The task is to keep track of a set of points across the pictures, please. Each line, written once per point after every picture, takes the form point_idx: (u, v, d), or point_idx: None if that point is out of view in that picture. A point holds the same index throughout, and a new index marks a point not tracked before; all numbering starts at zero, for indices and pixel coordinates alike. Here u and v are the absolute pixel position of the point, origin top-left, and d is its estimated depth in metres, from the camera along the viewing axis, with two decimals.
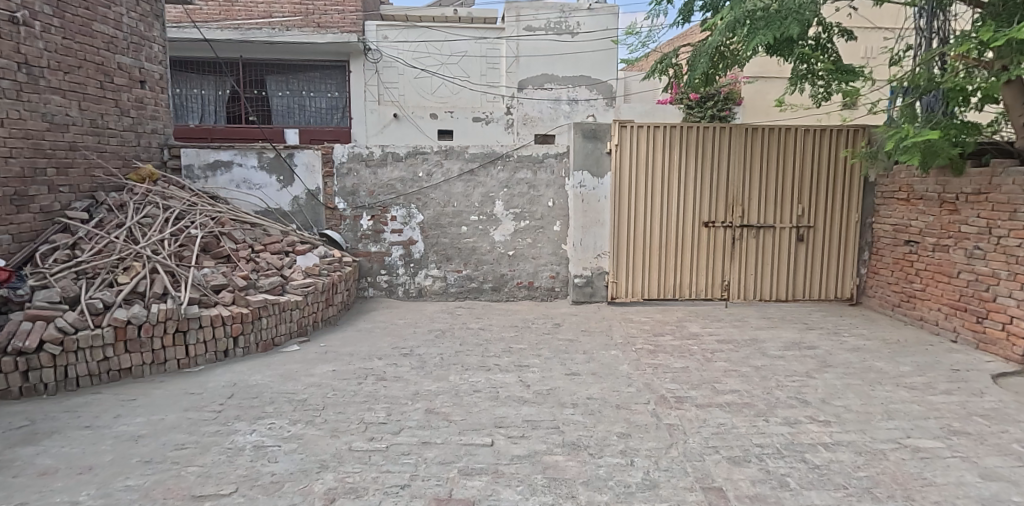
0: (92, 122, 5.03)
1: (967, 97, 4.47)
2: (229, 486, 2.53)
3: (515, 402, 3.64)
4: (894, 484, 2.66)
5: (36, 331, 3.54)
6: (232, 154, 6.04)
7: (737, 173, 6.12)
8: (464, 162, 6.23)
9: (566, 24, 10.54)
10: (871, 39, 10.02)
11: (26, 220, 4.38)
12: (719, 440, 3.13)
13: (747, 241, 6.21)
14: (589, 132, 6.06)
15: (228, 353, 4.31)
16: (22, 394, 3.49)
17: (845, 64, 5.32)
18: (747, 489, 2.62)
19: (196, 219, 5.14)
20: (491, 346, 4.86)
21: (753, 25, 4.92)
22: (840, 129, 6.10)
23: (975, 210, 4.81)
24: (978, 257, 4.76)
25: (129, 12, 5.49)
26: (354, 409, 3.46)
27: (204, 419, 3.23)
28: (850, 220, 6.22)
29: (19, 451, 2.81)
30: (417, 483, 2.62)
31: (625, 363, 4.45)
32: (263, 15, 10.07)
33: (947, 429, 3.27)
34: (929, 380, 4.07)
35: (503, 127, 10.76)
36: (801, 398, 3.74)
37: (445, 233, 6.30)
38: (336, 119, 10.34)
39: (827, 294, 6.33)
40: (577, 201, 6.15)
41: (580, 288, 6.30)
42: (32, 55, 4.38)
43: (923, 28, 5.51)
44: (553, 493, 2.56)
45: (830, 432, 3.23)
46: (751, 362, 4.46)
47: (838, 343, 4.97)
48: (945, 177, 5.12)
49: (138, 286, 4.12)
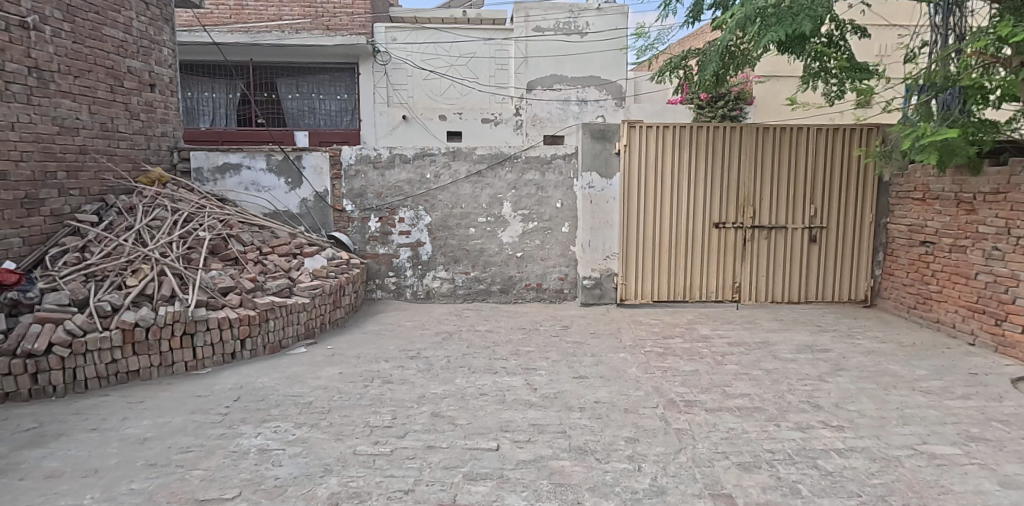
0: (102, 125, 5.08)
1: (985, 95, 4.36)
2: (232, 490, 2.52)
3: (521, 405, 3.60)
4: (910, 492, 2.59)
5: (45, 334, 3.56)
6: (241, 157, 6.07)
7: (748, 174, 6.04)
8: (472, 163, 6.20)
9: (575, 25, 10.50)
10: (884, 37, 9.96)
11: (36, 223, 4.43)
12: (729, 446, 3.07)
13: (759, 242, 6.12)
14: (597, 132, 6.01)
15: (235, 356, 4.32)
16: (31, 396, 3.52)
17: (858, 62, 5.18)
18: (758, 496, 2.56)
19: (204, 222, 5.17)
20: (499, 348, 4.83)
21: (764, 23, 4.82)
22: (853, 128, 6.01)
23: (993, 211, 4.70)
24: (996, 259, 4.65)
25: (139, 16, 5.53)
26: (359, 412, 3.43)
27: (210, 422, 3.23)
28: (865, 220, 6.10)
29: (26, 454, 2.83)
30: (421, 488, 2.59)
31: (634, 366, 4.40)
32: (273, 18, 10.18)
33: (964, 435, 3.19)
34: (945, 385, 3.97)
35: (512, 128, 10.75)
36: (814, 403, 3.67)
37: (452, 234, 6.28)
38: (345, 122, 10.38)
39: (841, 295, 6.22)
40: (585, 203, 6.11)
41: (588, 290, 6.24)
42: (41, 59, 4.43)
43: (939, 25, 5.41)
44: (559, 499, 2.52)
45: (843, 438, 3.16)
46: (763, 366, 4.39)
47: (852, 346, 4.88)
48: (962, 176, 5.03)
49: (146, 289, 4.16)
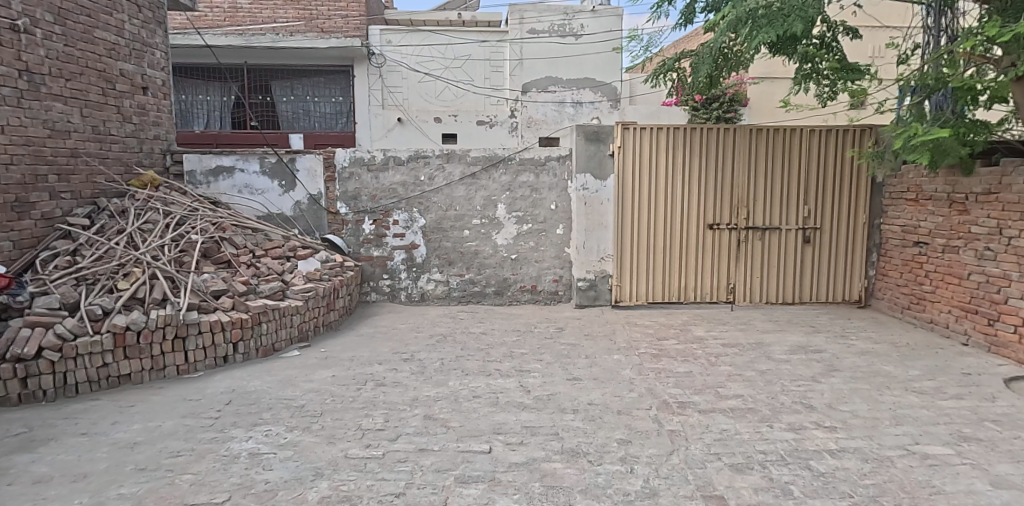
0: (94, 129, 5.06)
1: (975, 96, 4.43)
2: (222, 494, 2.51)
3: (515, 408, 3.59)
4: (902, 492, 2.59)
5: (35, 338, 3.54)
6: (235, 159, 6.05)
7: (742, 175, 6.05)
8: (466, 165, 6.20)
9: (570, 27, 10.51)
10: (878, 38, 10.00)
11: (27, 227, 4.41)
12: (722, 447, 3.07)
13: (753, 243, 6.13)
14: (591, 134, 6.02)
15: (228, 359, 4.29)
16: (21, 401, 3.50)
17: (850, 63, 5.19)
18: (749, 497, 2.56)
19: (197, 224, 5.15)
20: (493, 350, 4.83)
21: (755, 24, 4.84)
22: (847, 128, 6.03)
23: (986, 211, 4.71)
24: (989, 259, 4.66)
25: (131, 19, 5.52)
26: (351, 415, 3.42)
27: (201, 426, 3.21)
28: (858, 221, 6.13)
29: (15, 459, 2.81)
30: (413, 491, 2.58)
31: (628, 367, 4.40)
32: (267, 21, 10.20)
33: (957, 435, 3.19)
34: (938, 385, 3.98)
35: (507, 130, 10.74)
36: (807, 404, 3.67)
37: (447, 236, 6.27)
38: (340, 124, 10.37)
39: (835, 296, 6.23)
40: (579, 204, 6.11)
41: (583, 291, 6.24)
42: (33, 62, 4.42)
43: (931, 26, 5.45)
44: (551, 502, 2.52)
45: (836, 439, 3.16)
46: (757, 366, 4.39)
47: (846, 346, 4.89)
48: (955, 177, 5.04)
49: (138, 292, 4.13)
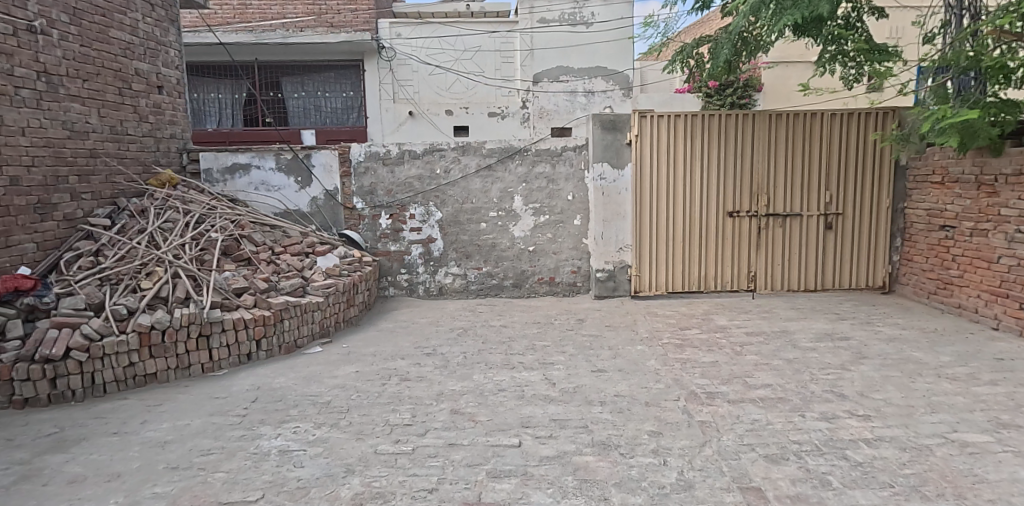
0: (112, 129, 5.07)
1: (1008, 75, 4.28)
2: (255, 492, 2.50)
3: (542, 401, 3.56)
4: (944, 482, 2.54)
5: (63, 339, 3.56)
6: (250, 157, 6.05)
7: (761, 161, 5.96)
8: (482, 157, 6.14)
9: (580, 15, 10.34)
10: (902, 18, 9.81)
11: (50, 228, 4.43)
12: (755, 438, 3.02)
13: (774, 230, 6.04)
14: (607, 123, 5.93)
15: (251, 356, 4.30)
16: (50, 401, 3.52)
17: (877, 43, 5.04)
18: (787, 489, 2.51)
19: (216, 223, 5.15)
20: (515, 343, 4.79)
21: (779, 6, 4.73)
22: (869, 111, 5.90)
23: (1016, 193, 4.60)
24: (1020, 242, 4.55)
25: (144, 18, 5.50)
26: (378, 411, 3.41)
27: (229, 424, 3.21)
28: (881, 205, 6.01)
29: (48, 459, 2.82)
30: (445, 487, 2.56)
31: (652, 358, 4.35)
32: (275, 17, 10.14)
33: (995, 422, 3.12)
34: (971, 371, 3.90)
35: (519, 121, 10.67)
36: (838, 392, 3.61)
37: (464, 230, 6.24)
38: (352, 119, 10.34)
39: (859, 282, 6.13)
40: (597, 194, 6.04)
41: (602, 282, 6.18)
42: (50, 64, 4.41)
43: (953, 5, 5.27)
44: (586, 496, 2.49)
45: (871, 428, 3.10)
46: (783, 355, 4.32)
47: (872, 333, 4.81)
48: (983, 158, 4.91)
49: (161, 291, 4.15)
